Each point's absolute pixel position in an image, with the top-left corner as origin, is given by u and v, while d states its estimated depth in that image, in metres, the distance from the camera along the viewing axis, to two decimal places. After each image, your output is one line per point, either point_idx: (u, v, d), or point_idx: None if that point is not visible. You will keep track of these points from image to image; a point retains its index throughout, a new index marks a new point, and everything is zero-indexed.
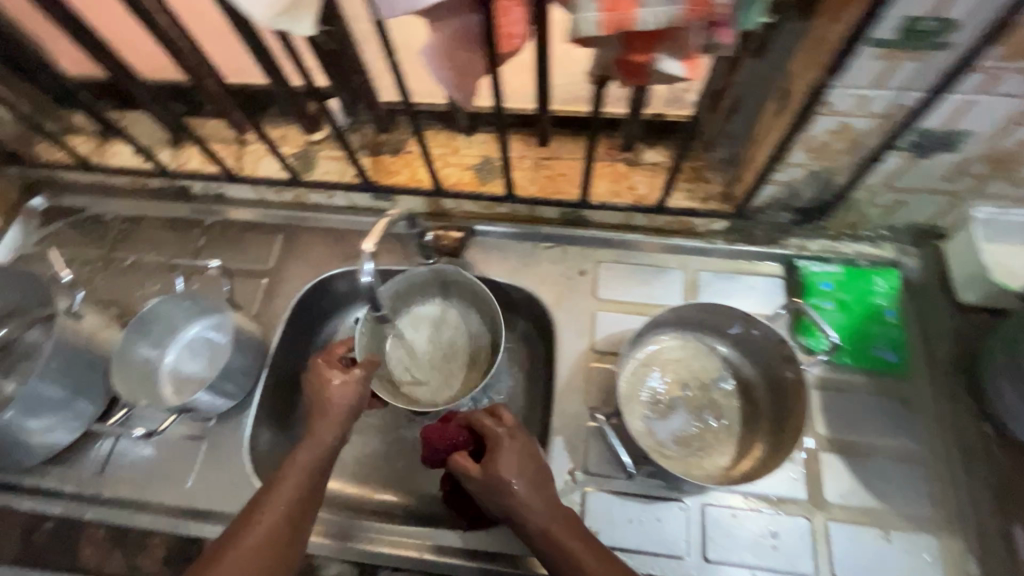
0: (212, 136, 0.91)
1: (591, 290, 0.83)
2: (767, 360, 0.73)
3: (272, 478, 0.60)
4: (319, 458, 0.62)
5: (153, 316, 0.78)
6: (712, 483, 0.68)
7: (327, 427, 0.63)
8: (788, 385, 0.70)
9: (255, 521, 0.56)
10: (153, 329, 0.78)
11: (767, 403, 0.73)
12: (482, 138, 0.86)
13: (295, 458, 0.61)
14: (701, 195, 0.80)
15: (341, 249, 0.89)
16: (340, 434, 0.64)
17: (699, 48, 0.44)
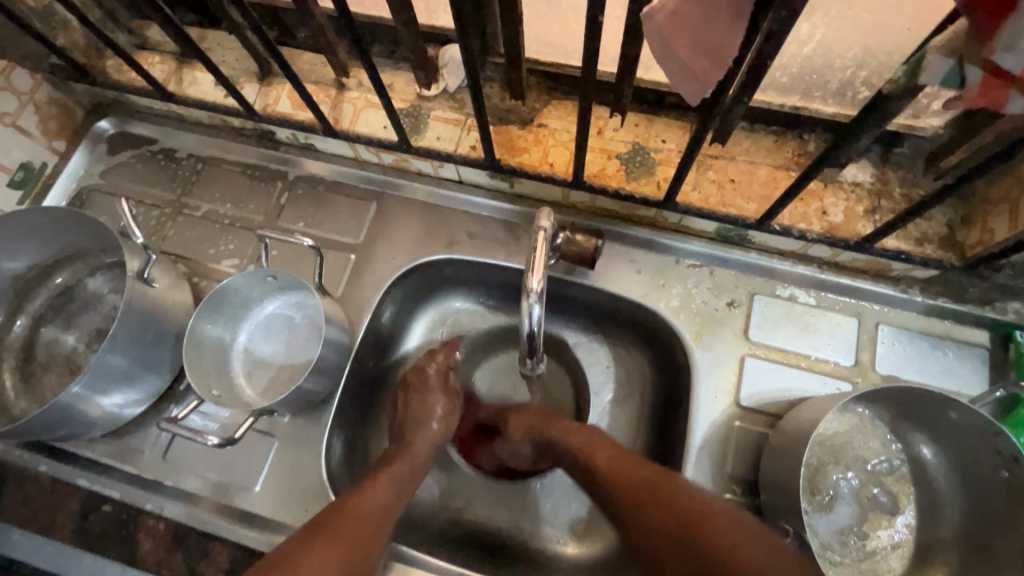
0: (307, 72, 0.76)
1: (741, 328, 0.68)
2: (976, 464, 0.56)
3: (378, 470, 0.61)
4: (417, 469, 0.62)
5: (227, 292, 0.66)
6: None
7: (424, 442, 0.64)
8: (997, 499, 0.54)
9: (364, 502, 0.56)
10: (227, 304, 0.67)
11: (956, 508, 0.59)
12: (636, 120, 0.68)
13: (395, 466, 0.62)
14: (917, 235, 0.62)
15: (442, 231, 0.75)
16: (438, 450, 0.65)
17: None
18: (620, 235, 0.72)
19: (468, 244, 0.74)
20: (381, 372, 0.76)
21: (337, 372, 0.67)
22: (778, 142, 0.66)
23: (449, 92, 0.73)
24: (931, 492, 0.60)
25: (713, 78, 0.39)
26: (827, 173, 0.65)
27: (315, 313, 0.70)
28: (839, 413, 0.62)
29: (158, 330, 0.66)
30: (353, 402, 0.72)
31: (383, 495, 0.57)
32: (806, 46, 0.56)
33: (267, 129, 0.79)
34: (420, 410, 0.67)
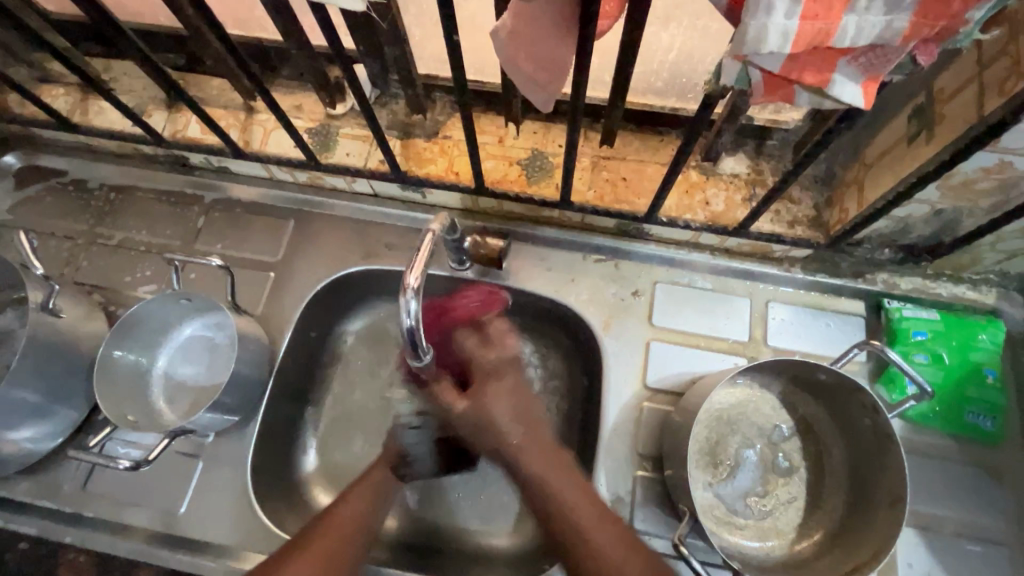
0: (215, 98, 0.78)
1: (646, 315, 0.73)
2: (852, 422, 0.63)
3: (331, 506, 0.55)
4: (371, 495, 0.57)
5: (140, 317, 0.67)
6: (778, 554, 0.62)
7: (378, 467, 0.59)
8: (869, 449, 0.61)
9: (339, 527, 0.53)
10: (141, 329, 0.68)
11: (839, 453, 0.65)
12: (533, 127, 0.73)
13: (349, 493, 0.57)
14: (788, 217, 0.69)
15: (359, 243, 0.78)
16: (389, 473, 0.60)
17: (887, 69, 0.33)
18: (529, 236, 0.76)
19: (386, 254, 0.77)
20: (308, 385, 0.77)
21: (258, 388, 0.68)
22: (663, 141, 0.72)
23: (356, 109, 0.76)
24: (815, 451, 0.66)
25: (558, 87, 0.43)
26: (708, 168, 0.71)
27: (233, 331, 0.71)
28: (729, 387, 0.67)
29: (69, 361, 0.65)
30: (279, 418, 0.72)
31: (350, 515, 0.54)
32: (670, 53, 0.62)
33: (180, 155, 0.80)
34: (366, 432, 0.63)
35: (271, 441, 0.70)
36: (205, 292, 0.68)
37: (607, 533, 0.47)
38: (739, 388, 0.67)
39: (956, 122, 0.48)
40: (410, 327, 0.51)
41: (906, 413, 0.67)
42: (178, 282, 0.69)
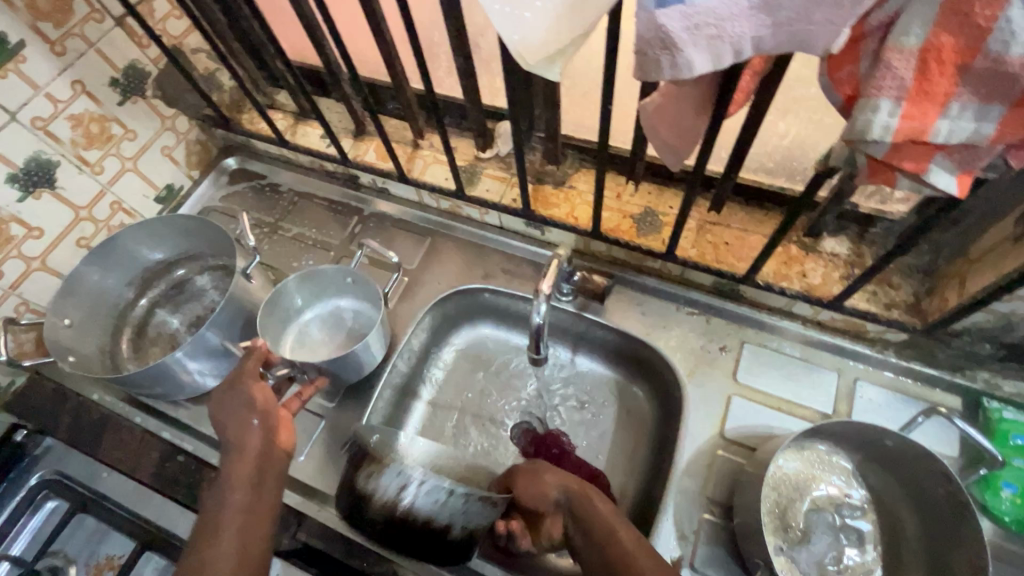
0: (391, 134, 0.96)
1: (730, 370, 0.78)
2: (930, 507, 0.63)
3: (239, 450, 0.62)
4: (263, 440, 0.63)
5: (317, 278, 0.85)
6: None
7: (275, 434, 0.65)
8: (948, 537, 0.61)
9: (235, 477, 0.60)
10: (311, 286, 0.86)
11: (914, 524, 0.65)
12: (650, 188, 0.83)
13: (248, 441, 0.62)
14: (885, 299, 0.72)
15: (482, 265, 0.91)
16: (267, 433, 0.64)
17: (978, 166, 0.39)
18: (629, 282, 0.85)
19: (501, 277, 0.89)
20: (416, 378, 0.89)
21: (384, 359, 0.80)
22: (768, 216, 0.79)
23: (500, 156, 0.91)
24: (891, 531, 0.66)
25: (688, 151, 0.53)
26: (808, 244, 0.77)
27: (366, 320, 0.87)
28: (797, 453, 0.69)
29: (251, 322, 0.83)
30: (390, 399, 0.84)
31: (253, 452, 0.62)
32: None
33: (354, 175, 0.99)
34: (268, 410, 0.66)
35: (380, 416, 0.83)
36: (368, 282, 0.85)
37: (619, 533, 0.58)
38: (801, 453, 0.69)
39: None
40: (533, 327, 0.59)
41: (999, 517, 0.65)
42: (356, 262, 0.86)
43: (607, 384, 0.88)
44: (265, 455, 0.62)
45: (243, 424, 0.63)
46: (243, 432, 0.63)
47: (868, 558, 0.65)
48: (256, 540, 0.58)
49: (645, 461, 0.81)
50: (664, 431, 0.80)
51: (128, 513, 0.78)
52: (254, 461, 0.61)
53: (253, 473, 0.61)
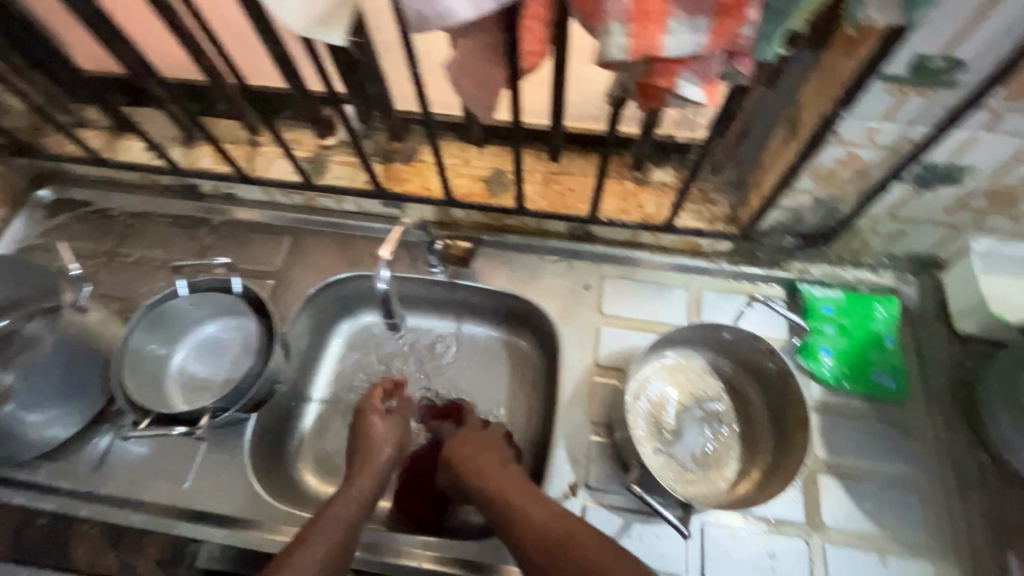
0: (225, 136, 0.91)
1: (596, 305, 0.84)
2: (768, 382, 0.74)
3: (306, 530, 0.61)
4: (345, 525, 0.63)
5: (168, 313, 0.76)
6: (714, 496, 0.70)
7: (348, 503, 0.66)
8: (783, 398, 0.71)
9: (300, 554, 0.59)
10: (167, 323, 0.77)
11: (760, 402, 0.75)
12: (494, 150, 0.87)
13: (327, 514, 0.63)
14: (708, 215, 0.82)
15: (350, 253, 0.90)
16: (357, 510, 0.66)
17: (716, 74, 0.46)
18: (494, 243, 0.88)
19: (370, 262, 0.89)
20: (302, 380, 0.87)
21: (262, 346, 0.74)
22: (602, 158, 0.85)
23: (345, 141, 0.90)
24: (744, 410, 0.76)
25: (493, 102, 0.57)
26: (640, 178, 0.84)
27: (249, 336, 0.81)
28: (658, 361, 0.77)
29: (96, 355, 0.75)
30: (275, 407, 0.81)
31: (344, 518, 0.64)
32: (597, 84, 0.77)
33: (193, 184, 0.93)
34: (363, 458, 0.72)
35: (267, 426, 0.80)
36: (225, 295, 0.78)
37: (582, 536, 0.58)
38: (662, 362, 0.77)
39: (806, 125, 0.62)
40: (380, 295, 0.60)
41: (823, 378, 0.77)
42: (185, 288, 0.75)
43: (500, 351, 0.91)
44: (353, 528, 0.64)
45: (348, 501, 0.66)
46: (352, 484, 0.69)
47: (729, 437, 0.75)
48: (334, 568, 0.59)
49: (539, 405, 0.86)
50: (550, 374, 0.86)
51: None
52: (335, 533, 0.62)
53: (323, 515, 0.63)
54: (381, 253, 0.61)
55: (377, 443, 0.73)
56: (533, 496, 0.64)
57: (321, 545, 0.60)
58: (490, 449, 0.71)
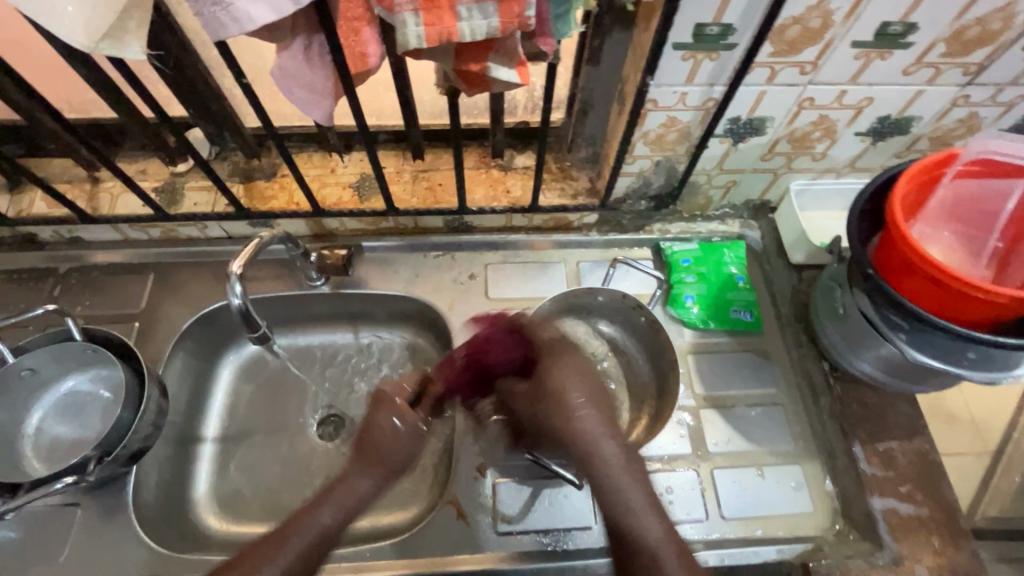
0: (58, 176, 0.84)
1: (483, 291, 0.87)
2: (642, 336, 0.81)
3: (283, 529, 0.56)
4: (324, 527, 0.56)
5: (10, 376, 0.68)
6: None
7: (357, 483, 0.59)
8: (656, 347, 0.78)
9: (264, 562, 0.53)
10: (11, 387, 0.69)
11: (639, 355, 0.82)
12: (359, 156, 0.87)
13: (316, 512, 0.57)
14: (571, 192, 0.87)
15: (224, 280, 0.86)
16: (339, 514, 0.57)
17: (523, 55, 0.50)
18: (374, 247, 0.88)
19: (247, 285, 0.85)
20: (190, 421, 0.82)
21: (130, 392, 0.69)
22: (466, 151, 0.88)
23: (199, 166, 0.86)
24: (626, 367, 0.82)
25: (327, 104, 0.57)
26: (504, 165, 0.88)
27: (116, 385, 0.74)
28: None
29: None
30: (162, 452, 0.76)
31: (327, 519, 0.57)
32: None
33: (28, 234, 0.84)
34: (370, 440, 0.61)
35: (153, 479, 0.74)
36: (78, 346, 0.70)
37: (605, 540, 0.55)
38: None
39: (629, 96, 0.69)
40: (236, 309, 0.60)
41: (692, 322, 0.85)
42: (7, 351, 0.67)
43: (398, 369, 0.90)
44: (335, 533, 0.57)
45: (347, 490, 0.58)
46: (338, 487, 0.59)
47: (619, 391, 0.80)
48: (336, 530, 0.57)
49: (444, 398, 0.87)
50: None
51: None
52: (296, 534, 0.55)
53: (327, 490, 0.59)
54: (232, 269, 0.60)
55: (384, 434, 0.61)
56: (597, 402, 0.61)
57: (288, 552, 0.54)
58: (585, 383, 0.62)
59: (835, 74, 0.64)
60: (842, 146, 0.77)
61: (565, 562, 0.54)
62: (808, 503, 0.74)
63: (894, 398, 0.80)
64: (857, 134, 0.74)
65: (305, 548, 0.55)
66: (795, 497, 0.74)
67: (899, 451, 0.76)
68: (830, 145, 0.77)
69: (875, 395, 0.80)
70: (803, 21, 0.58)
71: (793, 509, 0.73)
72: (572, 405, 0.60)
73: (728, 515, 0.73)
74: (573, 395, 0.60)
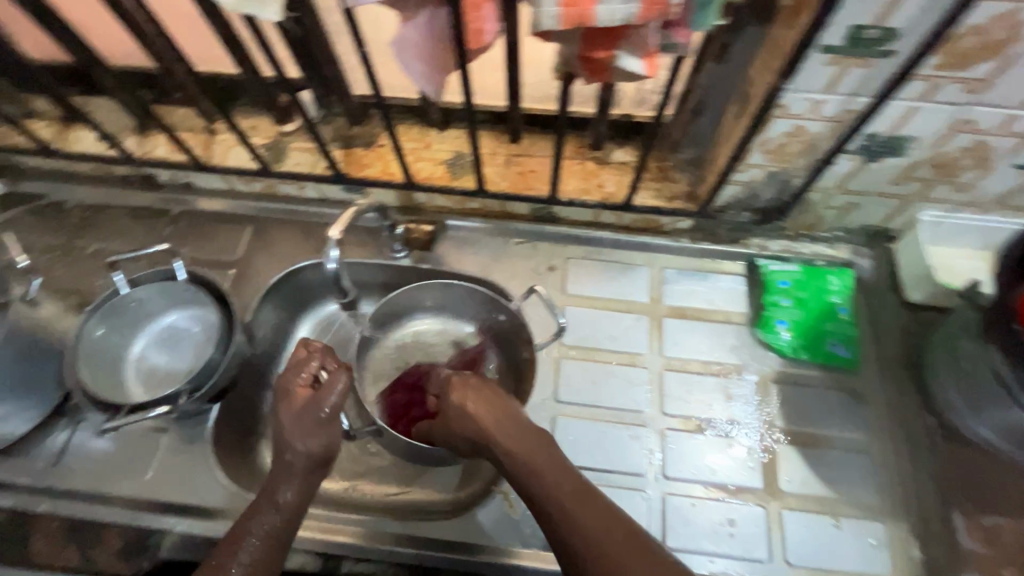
0: (180, 123, 0.89)
1: (560, 285, 0.85)
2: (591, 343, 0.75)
3: (234, 535, 0.59)
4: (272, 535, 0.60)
5: (125, 306, 0.75)
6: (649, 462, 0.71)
7: (284, 481, 0.62)
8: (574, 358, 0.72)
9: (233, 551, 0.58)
10: (123, 315, 0.75)
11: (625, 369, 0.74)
12: (455, 134, 0.86)
13: (245, 525, 0.60)
14: (668, 194, 0.83)
15: (314, 239, 0.89)
16: (287, 512, 0.61)
17: (655, 46, 0.46)
18: (458, 225, 0.88)
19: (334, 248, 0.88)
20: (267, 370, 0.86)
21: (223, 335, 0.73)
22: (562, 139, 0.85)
23: (304, 127, 0.89)
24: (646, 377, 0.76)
25: (441, 78, 0.56)
26: (600, 157, 0.85)
27: (211, 327, 0.79)
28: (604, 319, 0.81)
29: None
30: (240, 395, 0.81)
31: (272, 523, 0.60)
32: None
33: (149, 174, 0.91)
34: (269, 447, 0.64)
35: (231, 418, 0.79)
36: (183, 285, 0.76)
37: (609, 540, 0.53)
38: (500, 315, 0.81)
39: (755, 98, 0.63)
40: (332, 273, 0.61)
41: (780, 349, 0.79)
42: (123, 283, 0.73)
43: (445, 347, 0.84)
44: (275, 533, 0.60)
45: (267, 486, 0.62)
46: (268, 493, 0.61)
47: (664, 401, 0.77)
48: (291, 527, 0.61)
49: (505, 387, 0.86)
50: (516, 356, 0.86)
51: None
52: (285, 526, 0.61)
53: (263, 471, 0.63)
54: (331, 236, 0.63)
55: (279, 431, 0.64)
56: (535, 439, 0.62)
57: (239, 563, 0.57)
58: (479, 399, 0.66)
59: (1008, 96, 0.56)
60: (995, 178, 0.67)
61: (583, 559, 0.53)
62: (887, 565, 0.67)
63: (1007, 470, 0.71)
64: (1018, 166, 0.65)
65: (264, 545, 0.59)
66: (873, 557, 0.68)
67: (1003, 529, 0.68)
68: (980, 176, 0.68)
69: (984, 462, 0.71)
70: (984, 31, 0.50)
71: (868, 569, 0.67)
72: (491, 418, 0.64)
73: (792, 561, 0.68)
74: (510, 413, 0.65)
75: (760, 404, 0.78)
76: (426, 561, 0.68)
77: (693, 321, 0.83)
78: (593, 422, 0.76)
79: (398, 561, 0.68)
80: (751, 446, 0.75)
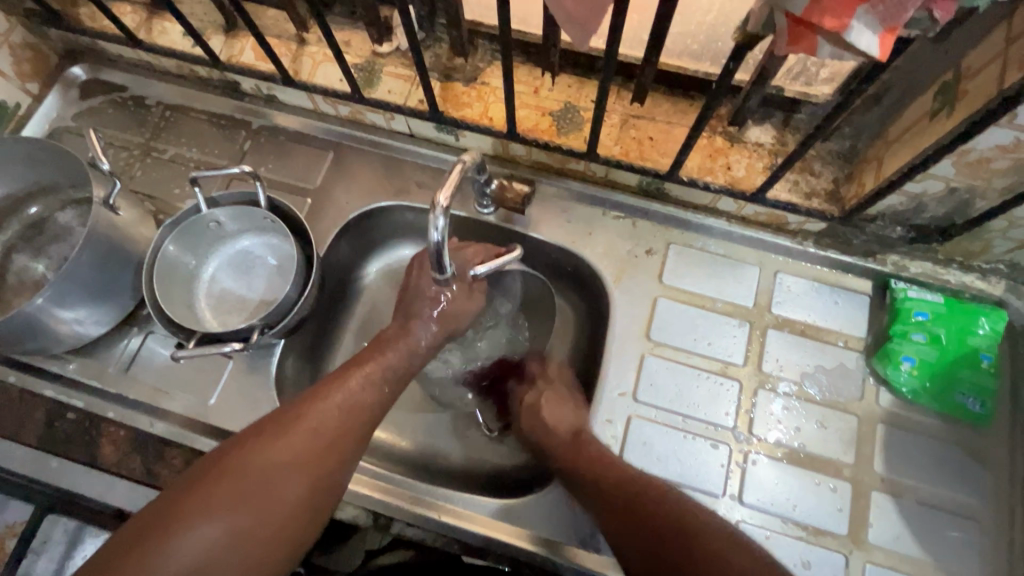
0: (271, 28, 0.82)
1: (656, 272, 0.76)
2: (644, 325, 0.74)
3: (242, 453, 0.53)
4: (301, 458, 0.54)
5: (202, 224, 0.72)
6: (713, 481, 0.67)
7: (321, 413, 0.57)
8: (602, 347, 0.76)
9: (261, 481, 0.52)
10: (200, 233, 0.73)
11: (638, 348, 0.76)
12: (569, 81, 0.76)
13: (280, 446, 0.54)
14: (806, 189, 0.71)
15: (396, 178, 0.82)
16: (311, 447, 0.55)
17: (902, 18, 0.36)
18: (554, 186, 0.80)
19: (417, 192, 0.81)
20: (334, 309, 0.84)
21: (301, 273, 0.70)
22: (693, 105, 0.74)
23: (401, 50, 0.79)
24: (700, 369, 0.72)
25: (593, 23, 0.46)
26: (733, 134, 0.73)
27: (286, 258, 0.76)
28: (687, 304, 0.75)
29: (126, 257, 0.71)
30: (308, 332, 0.79)
31: (292, 453, 0.54)
32: (707, 14, 0.64)
33: (233, 80, 0.84)
34: (322, 388, 0.60)
35: (294, 356, 0.77)
36: (262, 212, 0.72)
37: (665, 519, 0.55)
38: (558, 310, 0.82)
39: (972, 97, 0.50)
40: (435, 245, 0.55)
41: (897, 387, 0.69)
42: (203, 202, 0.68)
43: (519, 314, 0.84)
44: (283, 480, 0.53)
45: (286, 431, 0.55)
46: (296, 422, 0.56)
47: (735, 406, 0.70)
48: (261, 536, 0.51)
49: (575, 368, 0.81)
50: (592, 339, 0.80)
51: (20, 476, 0.70)
52: (304, 464, 0.54)
53: (240, 455, 0.53)
54: (438, 201, 0.53)
55: (349, 390, 0.60)
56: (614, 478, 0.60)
57: (241, 501, 0.50)
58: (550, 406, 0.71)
59: None
60: None
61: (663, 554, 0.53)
62: None
63: None
64: None
65: (302, 478, 0.54)
66: None
67: None
68: None
69: None
70: None
71: None
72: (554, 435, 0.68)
73: None
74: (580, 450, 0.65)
75: (862, 445, 0.69)
76: (477, 539, 0.66)
77: (803, 337, 0.73)
78: (671, 429, 0.70)
79: (450, 535, 0.67)
80: (842, 485, 0.67)
